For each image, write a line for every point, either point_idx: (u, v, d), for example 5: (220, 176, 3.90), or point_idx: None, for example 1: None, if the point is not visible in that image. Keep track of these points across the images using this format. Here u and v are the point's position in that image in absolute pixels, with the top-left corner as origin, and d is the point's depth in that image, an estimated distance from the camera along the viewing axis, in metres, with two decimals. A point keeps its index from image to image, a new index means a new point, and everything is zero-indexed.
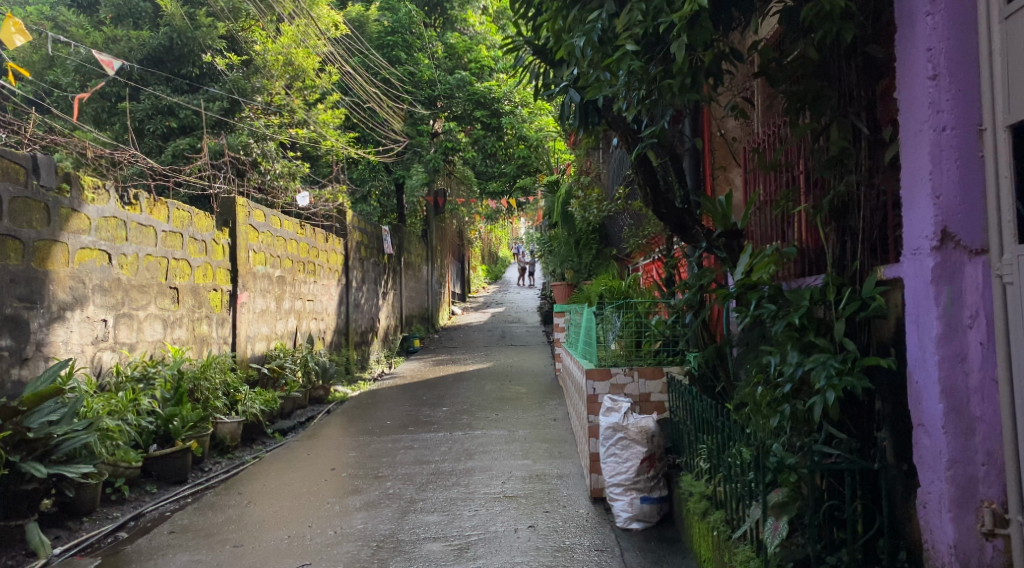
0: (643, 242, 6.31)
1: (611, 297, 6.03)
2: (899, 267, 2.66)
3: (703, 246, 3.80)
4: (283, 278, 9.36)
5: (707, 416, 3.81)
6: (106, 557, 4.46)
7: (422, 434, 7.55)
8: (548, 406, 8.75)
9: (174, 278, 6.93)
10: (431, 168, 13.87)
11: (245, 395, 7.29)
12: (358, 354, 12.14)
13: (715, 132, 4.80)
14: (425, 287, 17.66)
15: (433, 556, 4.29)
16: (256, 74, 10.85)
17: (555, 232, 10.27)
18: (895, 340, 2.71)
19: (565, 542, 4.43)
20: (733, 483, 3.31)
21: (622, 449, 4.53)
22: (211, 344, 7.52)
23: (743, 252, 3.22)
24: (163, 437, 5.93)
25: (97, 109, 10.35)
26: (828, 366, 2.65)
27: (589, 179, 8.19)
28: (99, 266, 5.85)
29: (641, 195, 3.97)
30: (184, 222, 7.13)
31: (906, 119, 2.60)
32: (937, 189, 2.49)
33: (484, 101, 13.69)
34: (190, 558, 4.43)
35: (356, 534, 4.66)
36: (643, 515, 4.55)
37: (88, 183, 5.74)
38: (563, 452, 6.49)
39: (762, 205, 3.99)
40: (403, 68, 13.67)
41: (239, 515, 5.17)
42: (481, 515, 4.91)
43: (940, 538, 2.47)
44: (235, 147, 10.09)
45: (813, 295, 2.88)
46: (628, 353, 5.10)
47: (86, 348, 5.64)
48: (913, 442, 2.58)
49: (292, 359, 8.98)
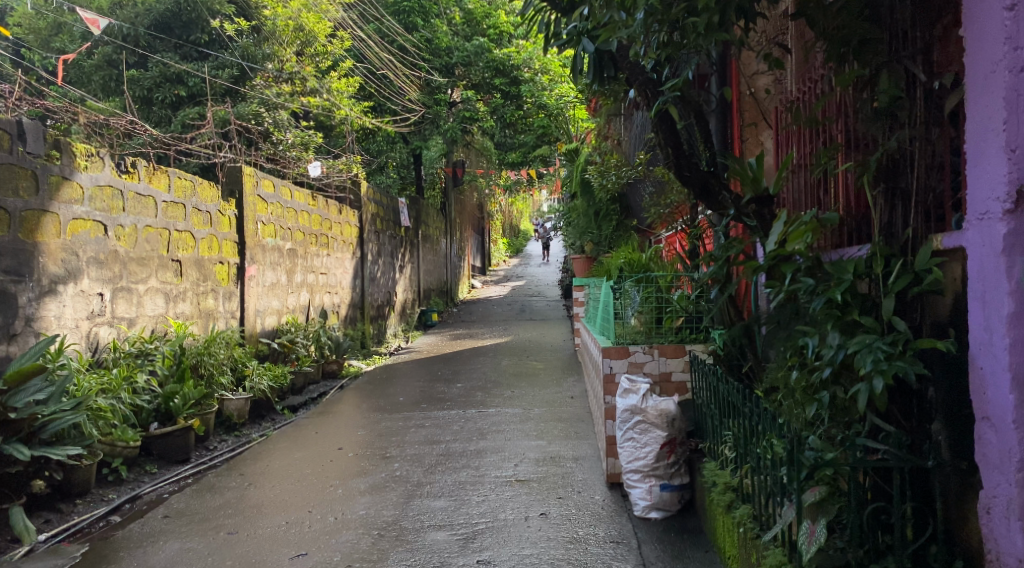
0: (665, 212, 5.93)
1: (630, 270, 5.71)
2: (960, 235, 2.29)
3: (731, 213, 3.44)
4: (294, 251, 9.09)
5: (734, 400, 3.49)
6: (95, 543, 4.24)
7: (435, 411, 7.29)
8: (566, 383, 8.45)
9: (177, 251, 6.68)
10: (448, 139, 13.53)
11: (253, 371, 7.08)
12: (375, 328, 11.92)
13: (744, 91, 4.41)
14: (444, 260, 17.36)
15: (437, 546, 4.03)
16: (267, 41, 10.50)
17: (574, 203, 9.89)
18: (952, 319, 2.36)
19: (579, 533, 4.13)
20: (762, 478, 2.99)
21: (640, 433, 4.22)
22: (217, 318, 7.29)
23: (776, 218, 2.87)
24: (164, 414, 5.68)
25: (104, 77, 10.15)
26: (875, 350, 2.32)
27: (608, 146, 7.75)
28: (94, 238, 5.61)
29: (662, 155, 3.60)
30: (186, 192, 6.85)
31: (977, 59, 2.22)
32: (1011, 142, 2.12)
33: (503, 69, 13.36)
34: (182, 546, 4.19)
35: (357, 521, 4.41)
36: (662, 504, 4.23)
37: (81, 150, 5.47)
38: (580, 433, 6.19)
39: (797, 167, 3.65)
40: (419, 35, 13.23)
41: (238, 498, 4.94)
42: (490, 501, 4.64)
43: (1008, 549, 2.13)
44: (245, 116, 9.84)
45: (858, 268, 2.51)
46: (648, 330, 4.81)
47: (80, 323, 5.41)
48: (976, 438, 2.24)
49: (304, 334, 8.74)
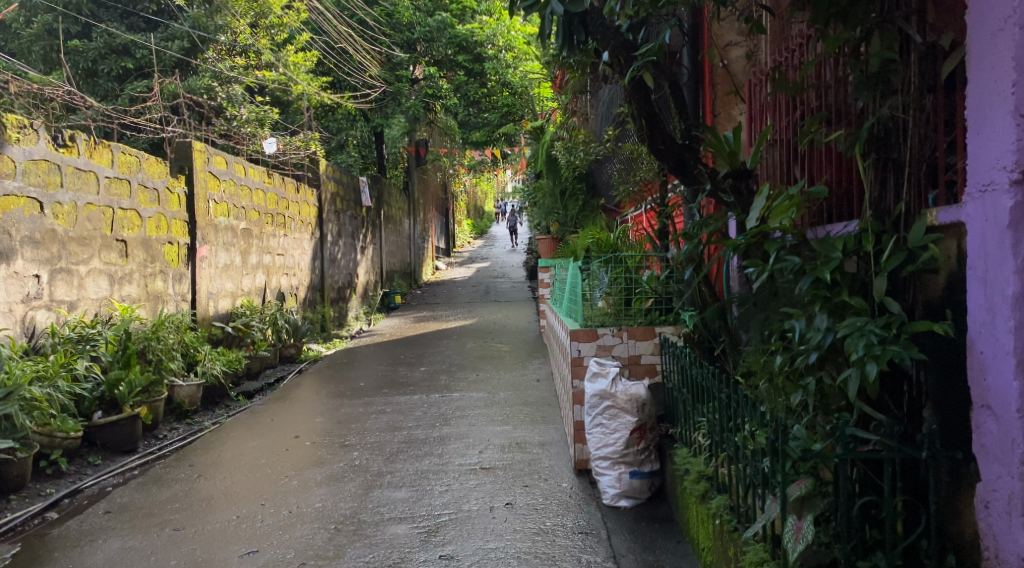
0: (634, 190, 5.74)
1: (597, 251, 5.51)
2: (958, 209, 2.16)
3: (707, 189, 3.25)
4: (248, 231, 8.73)
5: (709, 384, 3.32)
6: (28, 543, 3.95)
7: (396, 396, 7.05)
8: (531, 365, 8.28)
9: (122, 230, 6.32)
10: (410, 117, 13.17)
11: (206, 355, 6.78)
12: (335, 311, 11.61)
13: (716, 62, 4.23)
14: (407, 241, 17.05)
15: (396, 541, 3.82)
16: (218, 12, 9.86)
17: (540, 183, 9.64)
18: (948, 299, 2.22)
19: (546, 524, 3.95)
20: (742, 467, 2.84)
21: (609, 419, 4.06)
22: (167, 301, 6.94)
23: (758, 192, 2.71)
24: (109, 402, 5.38)
25: (44, 48, 9.74)
26: (868, 333, 2.16)
27: (574, 121, 7.48)
28: (28, 216, 5.25)
29: (636, 127, 3.42)
30: (131, 168, 6.49)
31: (982, 19, 2.07)
32: (1020, 107, 1.97)
33: (466, 44, 13.04)
34: (122, 544, 3.92)
35: (313, 515, 4.18)
36: (632, 492, 4.06)
37: (12, 121, 5.10)
38: (546, 417, 6.01)
39: (773, 141, 3.52)
40: (379, 8, 12.86)
41: (186, 491, 4.68)
42: (454, 491, 4.44)
43: (1008, 547, 1.99)
44: (196, 90, 9.38)
45: (846, 245, 2.36)
46: (617, 312, 4.60)
47: (14, 307, 5.08)
48: (974, 426, 2.10)
49: (260, 317, 8.41)
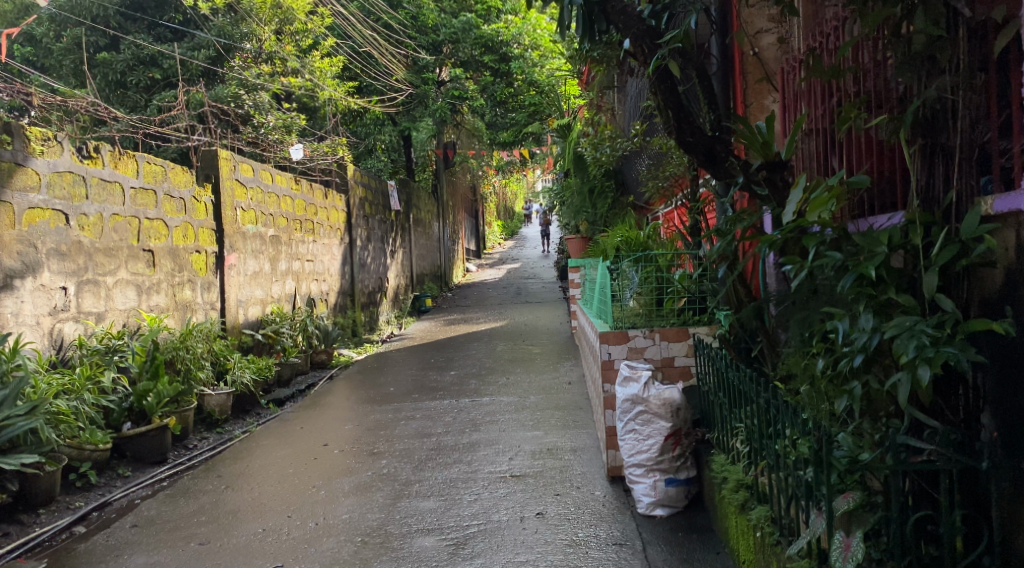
0: (664, 186, 5.57)
1: (626, 250, 5.32)
2: (1016, 197, 1.99)
3: (740, 182, 3.08)
4: (277, 238, 8.72)
5: (746, 389, 3.16)
6: (54, 559, 3.91)
7: (426, 402, 6.95)
8: (562, 368, 8.12)
9: (148, 240, 6.31)
10: (438, 119, 13.10)
11: (235, 363, 6.73)
12: (366, 316, 11.57)
13: (746, 50, 4.07)
14: (437, 244, 16.97)
15: (424, 555, 3.70)
16: (243, 20, 9.95)
17: (568, 181, 9.40)
18: (1006, 295, 2.06)
19: (579, 536, 3.81)
20: (783, 477, 2.68)
21: (642, 425, 3.89)
22: (196, 310, 6.92)
23: (795, 183, 2.55)
24: (138, 414, 5.34)
25: (74, 61, 9.85)
26: (919, 334, 2.00)
27: (600, 117, 7.30)
28: (53, 228, 5.24)
29: (663, 120, 3.27)
30: (157, 178, 6.47)
31: None
32: None
33: (491, 45, 12.92)
34: (146, 560, 3.86)
35: (340, 527, 4.09)
36: (668, 500, 3.91)
37: (35, 134, 5.11)
38: (579, 421, 5.87)
39: (809, 131, 3.36)
40: (403, 11, 12.78)
41: (213, 503, 4.62)
42: (483, 500, 4.32)
43: None
44: (223, 98, 9.43)
45: (892, 239, 2.19)
46: (648, 313, 4.45)
47: (42, 320, 5.07)
48: None
49: (290, 324, 8.37)
